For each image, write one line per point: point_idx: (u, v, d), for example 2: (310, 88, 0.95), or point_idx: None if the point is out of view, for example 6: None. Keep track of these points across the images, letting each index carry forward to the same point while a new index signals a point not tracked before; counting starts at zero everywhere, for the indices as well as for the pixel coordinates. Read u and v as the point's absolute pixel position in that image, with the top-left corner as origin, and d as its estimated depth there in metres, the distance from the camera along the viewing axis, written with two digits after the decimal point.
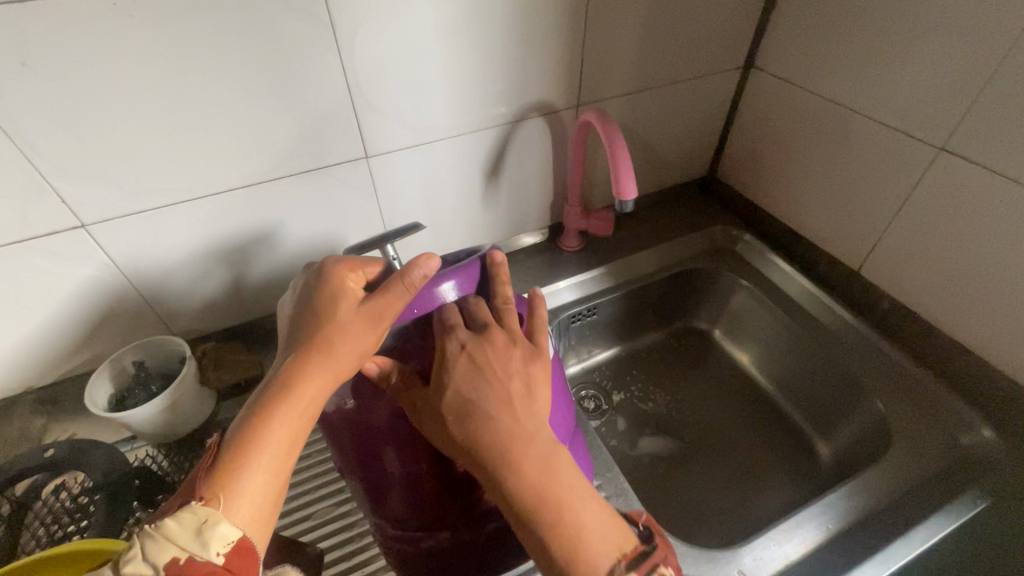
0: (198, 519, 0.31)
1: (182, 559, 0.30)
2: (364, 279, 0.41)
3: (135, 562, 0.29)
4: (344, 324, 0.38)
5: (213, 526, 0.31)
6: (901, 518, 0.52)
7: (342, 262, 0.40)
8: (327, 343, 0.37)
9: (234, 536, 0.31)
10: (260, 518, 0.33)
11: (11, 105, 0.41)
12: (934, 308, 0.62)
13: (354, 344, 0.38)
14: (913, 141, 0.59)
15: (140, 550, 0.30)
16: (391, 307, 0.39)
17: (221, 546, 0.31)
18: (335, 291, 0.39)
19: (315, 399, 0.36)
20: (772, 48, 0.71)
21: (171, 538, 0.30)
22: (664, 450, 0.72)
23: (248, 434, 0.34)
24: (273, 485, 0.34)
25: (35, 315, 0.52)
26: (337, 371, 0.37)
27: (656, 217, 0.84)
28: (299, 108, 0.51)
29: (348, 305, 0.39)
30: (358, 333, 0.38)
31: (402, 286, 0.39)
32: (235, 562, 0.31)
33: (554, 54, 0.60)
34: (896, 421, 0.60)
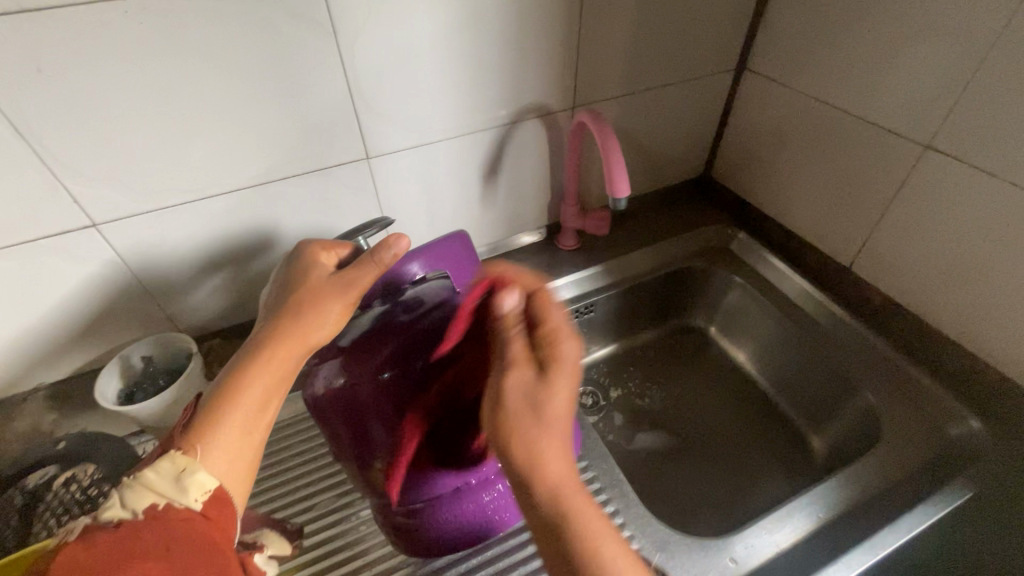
0: (176, 468, 0.35)
1: (160, 504, 0.33)
2: (336, 259, 0.48)
3: (114, 508, 0.32)
4: (319, 294, 0.43)
5: (192, 474, 0.35)
6: (890, 507, 0.53)
7: (318, 246, 0.47)
8: (299, 313, 0.42)
9: (211, 485, 0.35)
10: (234, 470, 0.37)
11: (27, 109, 0.43)
12: (924, 303, 0.64)
13: (330, 312, 0.43)
14: (900, 140, 0.60)
15: (119, 499, 0.33)
16: (361, 279, 0.45)
17: (198, 493, 0.34)
18: (309, 268, 0.45)
19: (292, 361, 0.41)
20: (763, 51, 0.72)
21: (150, 486, 0.34)
22: (661, 445, 0.74)
23: (226, 391, 0.38)
24: (248, 440, 0.38)
25: (47, 311, 0.54)
26: (308, 337, 0.42)
27: (652, 217, 0.86)
28: (303, 111, 0.53)
29: (322, 280, 0.45)
30: (332, 302, 0.43)
31: (373, 263, 0.45)
32: (211, 509, 0.35)
33: (550, 57, 0.62)
34: (887, 413, 0.61)
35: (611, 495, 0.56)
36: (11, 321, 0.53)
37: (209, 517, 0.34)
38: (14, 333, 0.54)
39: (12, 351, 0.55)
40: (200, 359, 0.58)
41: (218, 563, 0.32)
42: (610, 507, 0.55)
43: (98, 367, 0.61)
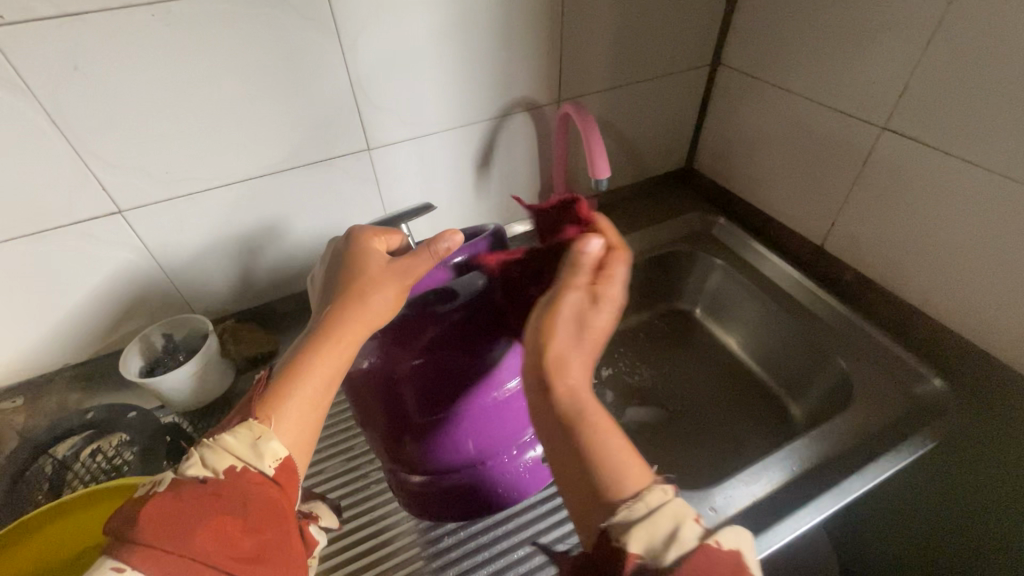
0: (252, 435, 0.38)
1: (238, 466, 0.36)
2: (386, 244, 0.49)
3: (197, 467, 0.36)
4: (376, 280, 0.45)
5: (266, 442, 0.38)
6: (859, 459, 0.57)
7: (371, 235, 0.48)
8: (361, 296, 0.44)
9: (281, 453, 0.38)
10: (302, 442, 0.40)
11: (64, 104, 0.48)
12: (890, 274, 0.68)
13: (385, 298, 0.44)
14: (859, 124, 0.65)
15: (200, 458, 0.36)
16: (418, 267, 0.45)
17: (271, 461, 0.37)
18: (365, 254, 0.46)
19: (352, 342, 0.43)
20: (735, 46, 0.78)
21: (228, 448, 0.37)
22: (650, 418, 0.78)
23: (293, 370, 0.41)
24: (313, 415, 0.41)
25: (73, 294, 0.58)
26: (367, 321, 0.44)
27: (637, 206, 0.90)
28: (310, 106, 0.58)
29: (379, 267, 0.46)
30: (388, 288, 0.44)
31: (428, 252, 0.45)
32: (281, 476, 0.38)
33: (536, 54, 0.67)
34: (857, 376, 0.65)
35: None
36: (42, 303, 0.58)
37: (278, 483, 0.37)
38: (44, 314, 0.58)
39: (42, 332, 0.60)
40: (214, 339, 0.62)
41: (284, 531, 0.36)
42: None
43: (119, 349, 0.65)
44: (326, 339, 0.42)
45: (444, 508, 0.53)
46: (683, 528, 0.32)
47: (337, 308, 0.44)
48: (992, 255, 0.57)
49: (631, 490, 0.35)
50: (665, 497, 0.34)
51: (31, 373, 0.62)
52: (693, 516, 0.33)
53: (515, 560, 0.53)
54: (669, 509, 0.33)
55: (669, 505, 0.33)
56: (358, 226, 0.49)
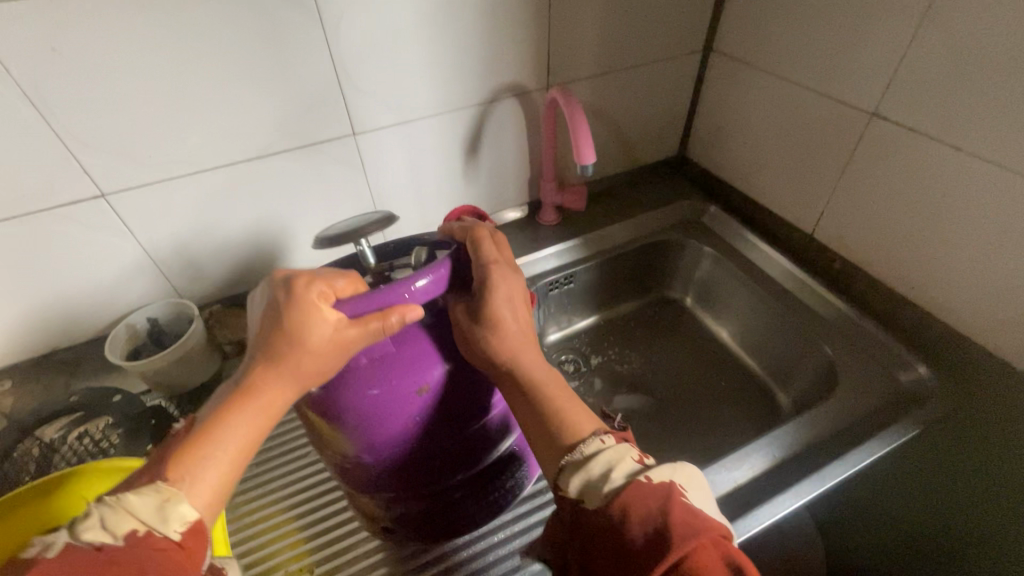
0: (160, 498, 0.34)
1: (140, 531, 0.32)
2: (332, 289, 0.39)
3: (94, 531, 0.32)
4: (312, 348, 0.37)
5: (175, 506, 0.34)
6: (841, 444, 0.57)
7: (315, 284, 0.38)
8: (294, 360, 0.37)
9: (190, 516, 0.34)
10: (216, 499, 0.37)
11: (42, 84, 0.47)
12: (878, 262, 0.68)
13: (320, 366, 0.37)
14: (849, 110, 0.65)
15: (100, 519, 0.32)
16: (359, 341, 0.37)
17: (178, 525, 0.33)
18: (301, 313, 0.37)
19: (283, 406, 0.39)
20: (726, 32, 0.77)
21: (130, 510, 0.33)
22: (637, 405, 0.78)
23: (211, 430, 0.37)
24: (231, 472, 0.37)
25: (58, 277, 0.59)
26: (301, 386, 0.38)
27: (628, 194, 0.90)
28: (293, 89, 0.57)
29: (324, 332, 0.37)
30: (325, 356, 0.37)
31: (378, 322, 0.37)
32: (188, 541, 0.34)
33: (523, 38, 0.66)
34: (843, 364, 0.65)
35: None
36: (27, 285, 0.58)
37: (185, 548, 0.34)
38: (28, 298, 0.59)
39: (29, 315, 0.60)
40: (199, 324, 0.62)
41: None
42: None
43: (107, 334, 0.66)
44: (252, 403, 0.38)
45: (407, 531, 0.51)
46: (613, 470, 0.36)
47: (266, 374, 0.38)
48: (978, 242, 0.57)
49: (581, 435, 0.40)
50: (604, 445, 0.38)
51: (21, 357, 0.62)
52: (629, 459, 0.37)
53: (494, 545, 0.55)
54: (605, 454, 0.37)
55: (607, 451, 0.37)
56: (303, 270, 0.39)
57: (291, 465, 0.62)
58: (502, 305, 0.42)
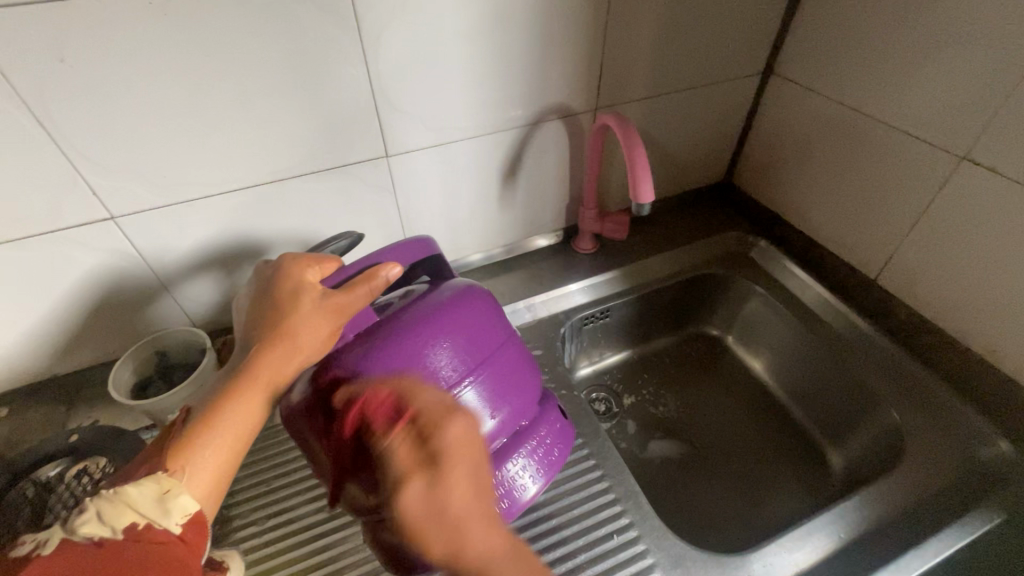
0: (160, 489, 0.33)
1: (140, 525, 0.32)
2: (321, 274, 0.43)
3: (92, 525, 0.31)
4: (306, 314, 0.40)
5: (175, 497, 0.34)
6: (914, 530, 0.51)
7: (302, 258, 0.44)
8: (292, 333, 0.40)
9: (191, 509, 0.34)
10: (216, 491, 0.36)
11: (48, 100, 0.42)
12: (954, 319, 0.62)
13: (314, 335, 0.40)
14: (934, 150, 0.58)
15: (96, 513, 0.31)
16: (351, 304, 0.41)
17: (179, 517, 0.33)
18: (297, 283, 0.42)
19: (277, 383, 0.39)
20: (792, 54, 0.71)
21: (127, 503, 0.32)
22: (674, 454, 0.72)
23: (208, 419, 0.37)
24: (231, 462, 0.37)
25: (58, 300, 0.54)
26: (295, 360, 0.40)
27: (669, 222, 0.84)
28: (325, 109, 0.52)
29: (312, 300, 0.41)
30: (318, 322, 0.40)
31: (365, 286, 0.41)
32: (189, 533, 0.34)
33: (575, 57, 0.60)
34: (911, 431, 0.60)
35: (626, 507, 0.54)
36: (27, 310, 0.53)
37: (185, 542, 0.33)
38: (30, 324, 0.54)
39: (25, 339, 0.55)
40: (212, 356, 0.57)
41: None
42: (624, 520, 0.53)
43: (112, 359, 0.61)
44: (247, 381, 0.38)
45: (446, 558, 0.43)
46: None
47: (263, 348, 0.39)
48: None
49: None
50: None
51: (15, 384, 0.58)
52: None
53: None
54: None
55: None
56: (290, 253, 0.44)
57: (296, 510, 0.55)
58: (446, 471, 0.34)
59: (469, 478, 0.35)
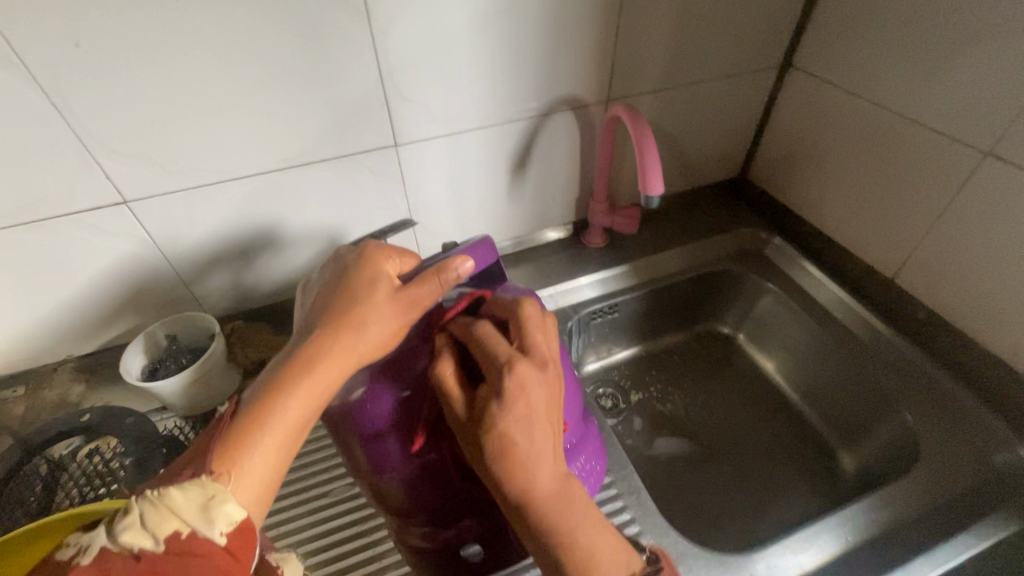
0: (204, 494, 0.29)
1: (184, 534, 0.28)
2: (399, 267, 0.42)
3: (134, 532, 0.27)
4: (376, 305, 0.38)
5: (221, 504, 0.29)
6: (924, 536, 0.50)
7: (384, 249, 0.42)
8: (359, 323, 0.37)
9: (238, 516, 0.30)
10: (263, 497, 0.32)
11: (62, 83, 0.43)
12: (973, 321, 0.60)
13: (381, 330, 0.38)
14: (958, 147, 0.56)
15: (139, 517, 0.27)
16: (423, 298, 0.39)
17: (225, 525, 0.29)
18: (371, 275, 0.40)
19: (333, 384, 0.36)
20: (811, 46, 0.69)
21: (172, 508, 0.28)
22: (681, 452, 0.71)
23: (259, 414, 0.33)
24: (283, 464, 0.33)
25: (73, 282, 0.54)
26: (354, 360, 0.37)
27: (681, 218, 0.83)
28: (334, 97, 0.52)
29: (385, 292, 0.39)
30: (388, 317, 0.38)
31: (437, 279, 0.39)
32: (236, 543, 0.29)
33: (587, 48, 0.60)
34: (925, 434, 0.58)
35: (628, 502, 0.54)
36: (39, 293, 0.54)
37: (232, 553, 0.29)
38: (44, 306, 0.55)
39: (38, 320, 0.56)
40: (222, 341, 0.58)
41: None
42: (626, 515, 0.53)
43: (124, 343, 0.62)
44: (304, 376, 0.35)
45: (467, 557, 0.47)
46: None
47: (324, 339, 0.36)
48: None
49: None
50: None
51: (30, 365, 0.59)
52: None
53: None
54: None
55: None
56: (372, 240, 0.42)
57: (304, 492, 0.56)
58: (519, 434, 0.36)
59: (537, 411, 0.37)
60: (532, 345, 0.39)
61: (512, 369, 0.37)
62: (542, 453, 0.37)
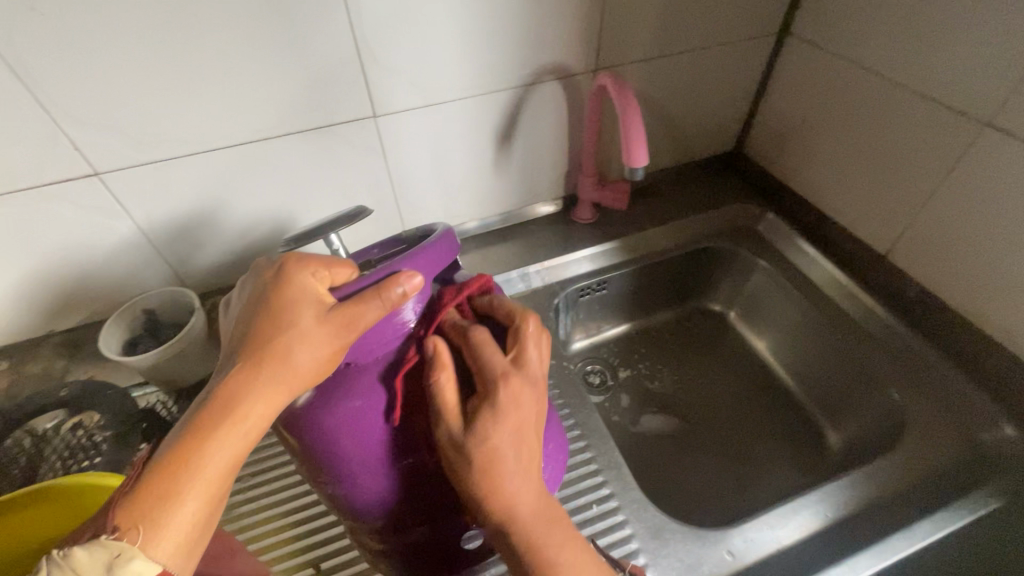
0: (109, 554, 0.27)
1: None
2: (330, 279, 0.38)
3: None
4: (299, 338, 0.35)
5: (128, 563, 0.27)
6: (905, 512, 0.50)
7: (309, 261, 0.38)
8: (282, 357, 0.34)
9: (150, 574, 0.28)
10: (184, 548, 0.30)
11: (21, 49, 0.42)
12: (966, 298, 0.59)
13: (312, 360, 0.35)
14: (957, 118, 0.54)
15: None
16: (362, 319, 0.36)
17: None
18: (296, 295, 0.36)
19: (251, 427, 0.33)
20: (809, 12, 0.66)
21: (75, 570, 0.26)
22: (667, 428, 0.71)
23: (173, 466, 0.30)
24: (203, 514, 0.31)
25: (48, 256, 0.54)
26: (282, 395, 0.35)
27: (673, 193, 0.81)
28: (307, 65, 0.51)
29: (313, 318, 0.35)
30: (319, 343, 0.35)
31: (377, 299, 0.36)
32: None
33: (572, 14, 0.57)
34: (911, 412, 0.57)
35: (607, 477, 0.54)
36: (14, 266, 0.53)
37: None
38: (21, 280, 0.55)
39: (17, 294, 0.56)
40: (201, 315, 0.57)
41: None
42: (605, 491, 0.53)
43: (106, 317, 0.62)
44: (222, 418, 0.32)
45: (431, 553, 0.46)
46: None
47: (245, 377, 0.34)
48: None
49: None
50: None
51: (13, 338, 0.59)
52: None
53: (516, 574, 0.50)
54: None
55: None
56: (298, 252, 0.38)
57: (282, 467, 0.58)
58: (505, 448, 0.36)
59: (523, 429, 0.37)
60: (525, 360, 0.39)
61: (505, 382, 0.37)
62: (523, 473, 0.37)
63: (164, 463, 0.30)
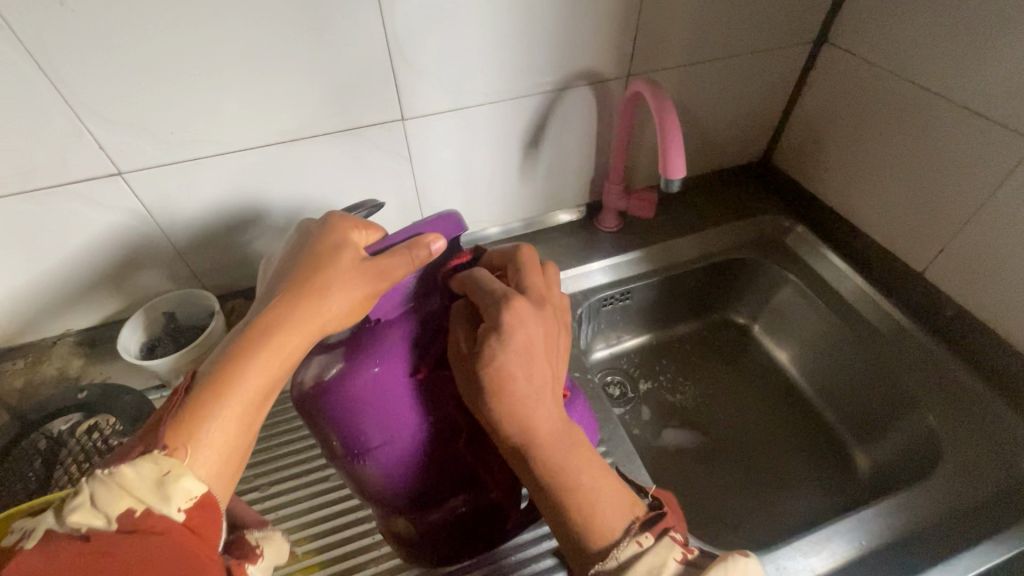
0: (159, 469, 0.28)
1: (137, 510, 0.27)
2: (365, 241, 0.39)
3: (83, 512, 0.26)
4: (338, 277, 0.35)
5: (178, 479, 0.28)
6: (946, 544, 0.48)
7: (347, 221, 0.39)
8: (321, 294, 0.35)
9: (197, 492, 0.28)
10: (225, 472, 0.30)
11: (48, 46, 0.40)
12: (1009, 321, 0.57)
13: (346, 301, 0.35)
14: (1008, 134, 0.52)
15: (89, 496, 0.27)
16: (394, 270, 0.37)
17: (183, 501, 0.28)
18: (335, 243, 0.37)
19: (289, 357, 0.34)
20: (849, 20, 0.64)
21: (126, 487, 0.27)
22: (689, 443, 0.69)
23: (214, 388, 0.31)
24: (244, 439, 0.31)
25: (67, 256, 0.53)
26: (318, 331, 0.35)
27: (699, 202, 0.80)
28: (337, 66, 0.49)
29: (350, 264, 0.36)
30: (356, 286, 0.36)
31: (406, 253, 0.37)
32: (196, 518, 0.28)
33: (607, 17, 0.55)
34: (948, 437, 0.56)
35: None
36: (32, 266, 0.52)
37: (192, 527, 0.28)
38: (39, 280, 0.54)
39: (32, 293, 0.55)
40: (221, 319, 0.56)
41: None
42: None
43: (123, 318, 0.61)
44: (264, 343, 0.33)
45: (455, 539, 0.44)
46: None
47: (285, 306, 0.34)
48: None
49: (609, 534, 0.35)
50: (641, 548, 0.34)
51: (25, 338, 0.58)
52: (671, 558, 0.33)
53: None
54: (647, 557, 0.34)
55: (649, 555, 0.34)
56: (337, 212, 0.40)
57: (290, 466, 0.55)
58: (520, 363, 0.37)
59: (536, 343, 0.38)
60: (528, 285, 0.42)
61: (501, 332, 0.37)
62: (543, 393, 0.37)
63: (208, 385, 0.31)
